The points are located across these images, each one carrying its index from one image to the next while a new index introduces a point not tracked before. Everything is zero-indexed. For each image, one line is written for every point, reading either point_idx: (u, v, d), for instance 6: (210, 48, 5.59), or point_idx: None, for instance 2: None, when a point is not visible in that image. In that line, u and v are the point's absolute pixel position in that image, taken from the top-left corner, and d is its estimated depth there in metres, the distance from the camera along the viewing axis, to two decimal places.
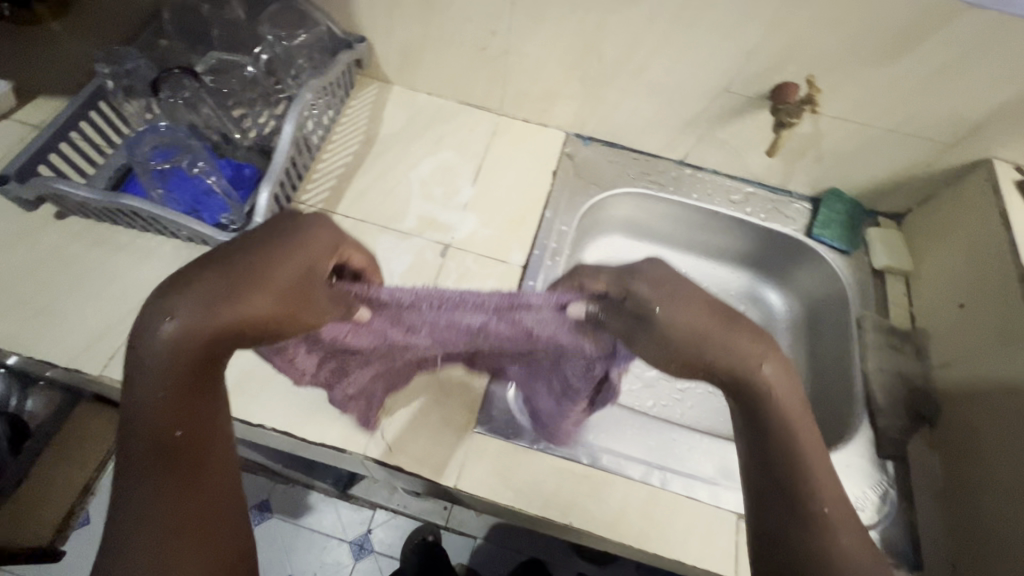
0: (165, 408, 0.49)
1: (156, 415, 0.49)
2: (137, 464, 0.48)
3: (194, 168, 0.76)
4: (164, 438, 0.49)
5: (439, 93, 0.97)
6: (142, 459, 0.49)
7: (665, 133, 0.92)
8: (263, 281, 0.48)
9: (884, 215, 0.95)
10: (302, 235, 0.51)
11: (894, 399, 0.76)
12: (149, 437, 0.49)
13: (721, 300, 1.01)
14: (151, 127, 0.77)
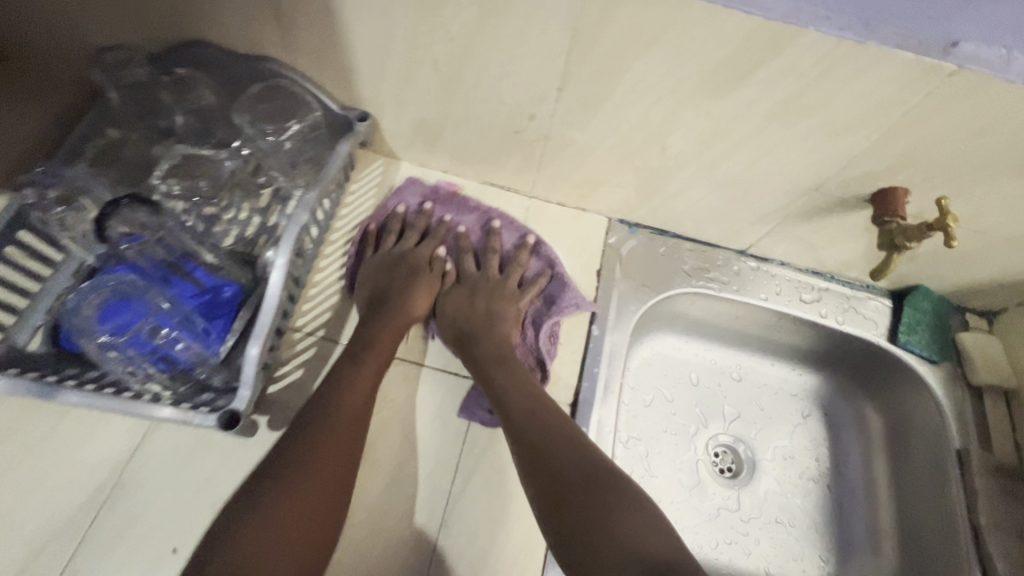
0: (324, 454, 0.54)
1: (316, 470, 0.53)
2: (272, 507, 0.50)
3: (161, 337, 0.58)
4: (308, 488, 0.52)
5: (458, 172, 0.81)
6: (284, 507, 0.50)
7: (729, 224, 0.78)
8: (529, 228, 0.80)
9: (972, 311, 0.83)
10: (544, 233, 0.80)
11: (1013, 565, 0.65)
12: (302, 483, 0.52)
13: (784, 404, 0.88)
14: (104, 274, 0.60)
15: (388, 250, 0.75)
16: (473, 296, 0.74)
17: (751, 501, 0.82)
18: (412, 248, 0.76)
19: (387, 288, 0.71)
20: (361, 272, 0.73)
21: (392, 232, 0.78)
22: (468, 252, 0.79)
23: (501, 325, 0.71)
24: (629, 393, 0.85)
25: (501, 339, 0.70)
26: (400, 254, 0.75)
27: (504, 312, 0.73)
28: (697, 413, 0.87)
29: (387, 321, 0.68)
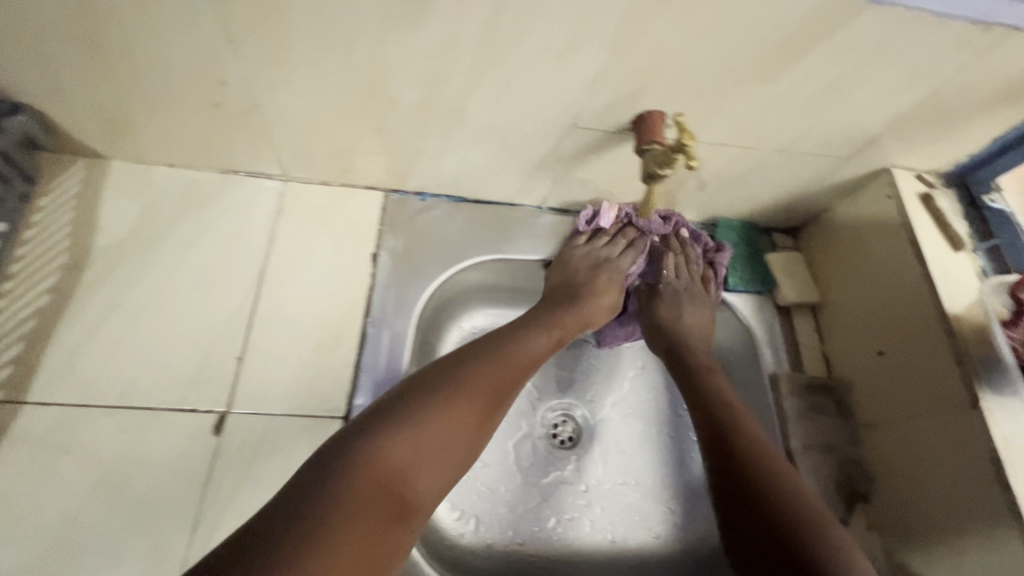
0: (459, 392, 0.48)
1: (427, 410, 0.46)
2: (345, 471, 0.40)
3: None
4: (416, 433, 0.44)
5: (187, 164, 0.67)
6: (407, 439, 0.44)
7: (512, 179, 0.69)
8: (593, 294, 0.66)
9: (778, 230, 0.81)
10: (577, 275, 0.68)
11: (823, 483, 0.64)
12: (438, 403, 0.47)
13: (617, 357, 0.85)
14: None
15: (587, 254, 0.70)
16: (682, 307, 0.70)
17: (590, 468, 0.77)
18: (128, 266, 0.61)
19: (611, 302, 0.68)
20: (54, 308, 0.58)
21: (606, 232, 0.72)
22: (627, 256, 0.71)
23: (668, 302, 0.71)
24: None
25: (685, 308, 0.70)
26: (598, 258, 0.70)
27: (684, 300, 0.70)
28: (529, 387, 0.80)
29: (499, 359, 0.53)
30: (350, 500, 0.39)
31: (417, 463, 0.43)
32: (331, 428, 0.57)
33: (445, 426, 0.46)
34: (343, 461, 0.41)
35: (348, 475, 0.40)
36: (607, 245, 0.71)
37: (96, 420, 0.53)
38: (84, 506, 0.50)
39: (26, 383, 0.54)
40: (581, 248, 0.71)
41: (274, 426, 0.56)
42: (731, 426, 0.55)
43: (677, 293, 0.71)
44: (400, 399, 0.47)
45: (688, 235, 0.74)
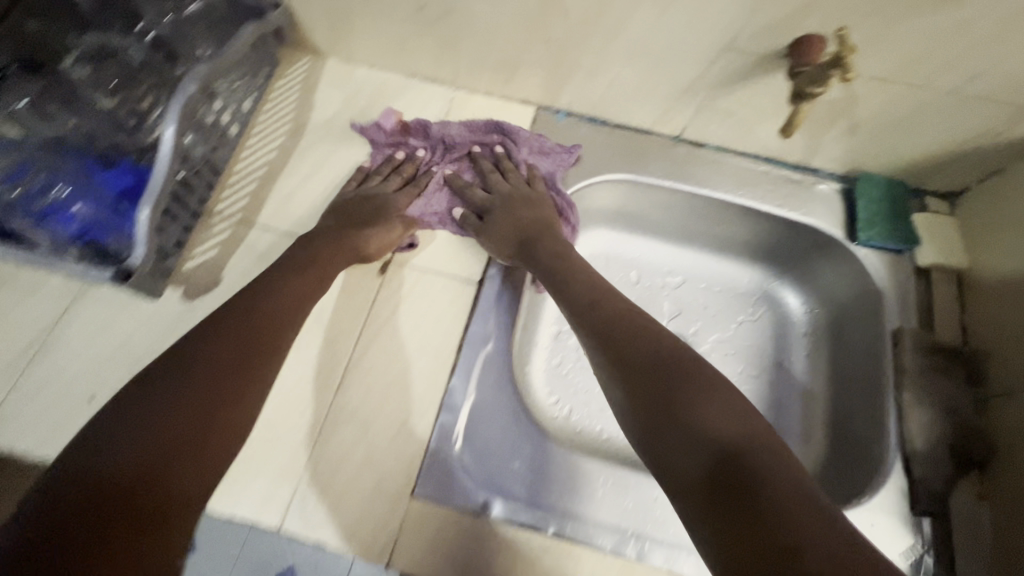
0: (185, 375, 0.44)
1: (222, 366, 0.46)
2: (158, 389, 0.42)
3: (56, 193, 0.63)
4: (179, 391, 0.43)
5: (383, 66, 0.81)
6: (172, 410, 0.41)
7: (655, 104, 0.74)
8: (379, 221, 0.67)
9: (932, 193, 0.76)
10: (379, 203, 0.68)
11: (935, 440, 0.62)
12: (194, 361, 0.45)
13: (729, 300, 0.85)
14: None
15: (379, 190, 0.70)
16: (511, 211, 0.68)
17: None
18: (332, 139, 0.77)
19: (533, 224, 0.67)
20: (280, 162, 0.75)
21: (382, 172, 0.73)
22: (494, 175, 0.72)
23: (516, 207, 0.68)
24: None
25: (562, 244, 0.66)
26: (487, 174, 0.73)
27: (527, 212, 0.68)
28: None
29: (344, 246, 0.63)
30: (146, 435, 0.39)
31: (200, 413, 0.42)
32: (468, 288, 0.68)
33: (210, 379, 0.44)
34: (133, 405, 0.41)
35: (148, 434, 0.39)
36: (384, 181, 0.72)
37: None
38: None
39: (258, 212, 0.71)
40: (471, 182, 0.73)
41: (424, 277, 0.68)
42: (625, 360, 0.51)
43: (518, 198, 0.70)
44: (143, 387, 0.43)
45: (504, 150, 0.76)
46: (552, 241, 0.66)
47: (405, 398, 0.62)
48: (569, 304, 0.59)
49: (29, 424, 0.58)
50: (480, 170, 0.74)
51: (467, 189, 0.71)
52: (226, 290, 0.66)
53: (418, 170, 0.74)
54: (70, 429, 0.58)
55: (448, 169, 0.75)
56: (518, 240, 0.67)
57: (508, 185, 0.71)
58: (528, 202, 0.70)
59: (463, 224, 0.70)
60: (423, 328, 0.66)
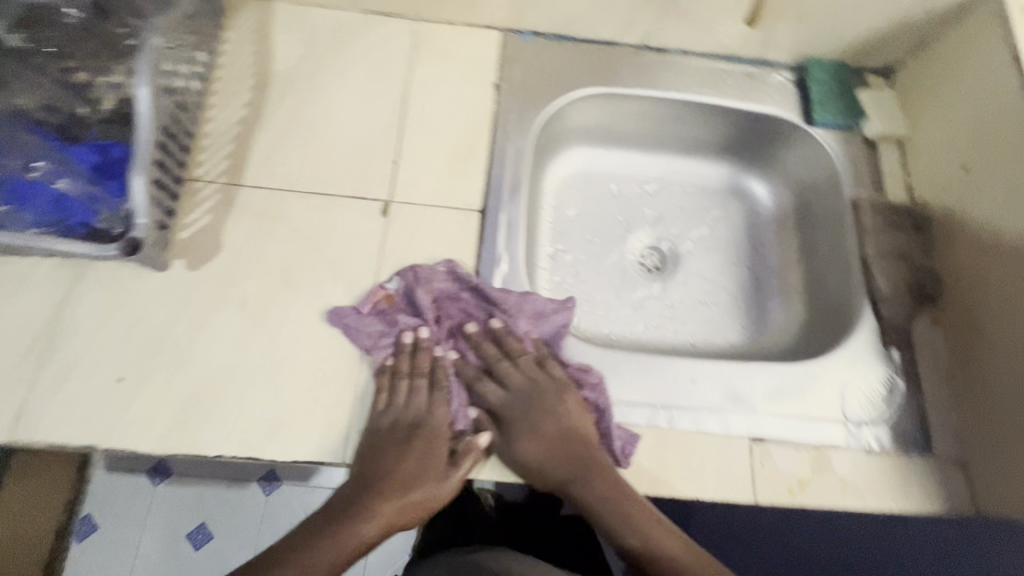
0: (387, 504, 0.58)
1: (321, 545, 0.55)
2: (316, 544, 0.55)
3: (33, 172, 0.60)
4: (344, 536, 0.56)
5: (337, 4, 0.78)
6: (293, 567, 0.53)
7: (619, 13, 0.76)
8: (397, 489, 0.58)
9: (872, 71, 0.84)
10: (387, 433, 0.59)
11: (896, 285, 0.71)
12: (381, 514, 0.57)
13: (703, 198, 0.92)
14: None
15: (401, 411, 0.60)
16: (535, 433, 0.61)
17: (675, 288, 0.88)
18: (301, 87, 0.74)
19: (392, 442, 0.59)
20: (252, 118, 0.72)
21: (388, 375, 0.61)
22: (548, 364, 0.66)
23: (402, 455, 0.59)
24: (550, 212, 0.88)
25: (574, 416, 0.63)
26: (472, 408, 0.64)
27: (552, 408, 0.63)
28: (620, 221, 0.90)
29: (405, 491, 0.58)
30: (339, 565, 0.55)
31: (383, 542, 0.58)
32: (471, 217, 0.70)
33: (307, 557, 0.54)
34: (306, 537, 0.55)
35: None
36: (404, 406, 0.60)
37: (295, 200, 0.69)
38: (294, 259, 0.66)
39: (242, 173, 0.69)
40: (471, 357, 0.65)
41: (427, 212, 0.70)
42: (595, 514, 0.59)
43: (542, 392, 0.63)
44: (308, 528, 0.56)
45: (502, 325, 0.66)
46: (601, 460, 0.61)
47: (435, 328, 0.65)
48: (597, 501, 0.59)
49: (61, 413, 0.58)
50: (479, 341, 0.66)
51: (492, 375, 0.64)
52: (231, 254, 0.65)
53: (431, 362, 0.64)
54: (106, 410, 0.58)
55: (449, 356, 0.65)
56: (556, 460, 0.61)
57: (524, 378, 0.64)
58: (549, 398, 0.63)
59: (477, 429, 0.63)
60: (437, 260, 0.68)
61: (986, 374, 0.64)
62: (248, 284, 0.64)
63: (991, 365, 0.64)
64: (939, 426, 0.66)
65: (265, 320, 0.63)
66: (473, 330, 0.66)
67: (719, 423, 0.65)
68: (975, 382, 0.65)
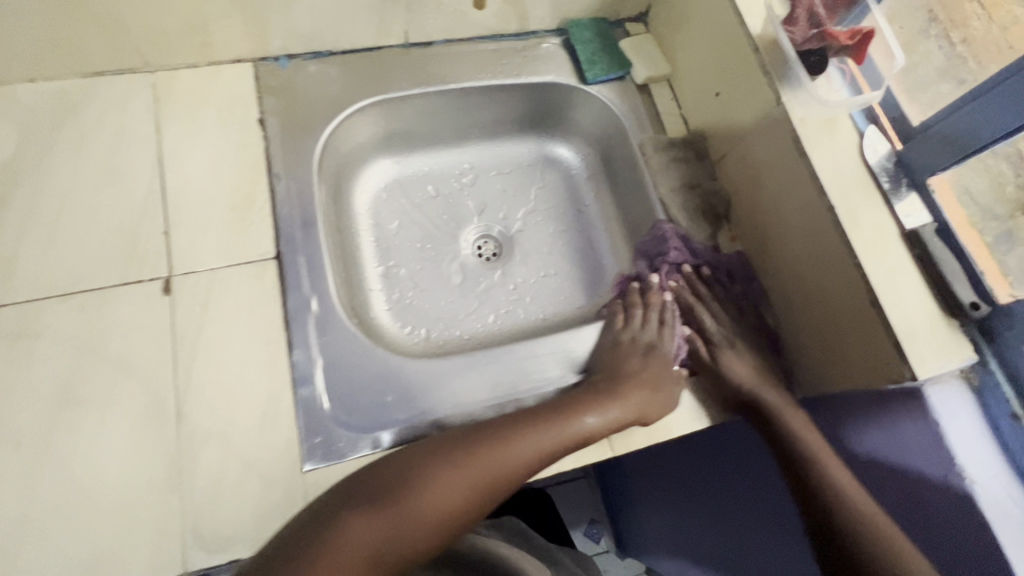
0: (476, 471, 0.51)
1: (440, 485, 0.49)
2: (420, 487, 0.49)
3: None
4: (477, 474, 0.51)
5: (47, 73, 0.68)
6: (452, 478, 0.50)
7: (366, 17, 0.73)
8: (571, 415, 0.59)
9: (630, 20, 0.88)
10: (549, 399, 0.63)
11: (692, 214, 0.77)
12: (505, 455, 0.53)
13: (521, 175, 0.92)
14: None
15: (637, 330, 0.71)
16: (740, 356, 0.68)
17: (516, 270, 0.88)
18: (29, 178, 0.65)
19: (599, 383, 0.64)
20: None
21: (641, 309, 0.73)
22: (699, 313, 0.72)
23: (541, 428, 0.56)
24: (371, 232, 0.84)
25: (748, 353, 0.68)
26: (658, 323, 0.72)
27: (756, 341, 0.70)
28: (447, 219, 0.89)
29: (507, 470, 0.53)
30: (431, 506, 0.48)
31: (449, 519, 0.49)
32: (267, 267, 0.66)
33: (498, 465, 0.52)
34: (412, 477, 0.49)
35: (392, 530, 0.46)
36: (645, 326, 0.71)
37: (53, 307, 0.60)
38: (70, 373, 0.58)
39: None
40: (686, 293, 0.73)
41: (217, 275, 0.64)
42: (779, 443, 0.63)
43: (745, 342, 0.70)
44: (406, 473, 0.50)
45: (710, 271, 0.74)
46: (777, 394, 0.65)
47: (256, 395, 0.60)
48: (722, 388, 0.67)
49: None
50: (699, 271, 0.74)
51: (696, 311, 0.72)
52: None
53: (659, 295, 0.74)
54: None
55: (671, 287, 0.74)
56: (631, 417, 0.62)
57: (731, 315, 0.71)
58: (755, 335, 0.71)
59: (692, 351, 0.71)
60: (240, 323, 0.63)
61: (777, 273, 0.71)
62: (20, 417, 0.56)
63: (777, 265, 0.70)
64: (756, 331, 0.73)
65: (53, 450, 0.55)
66: (691, 271, 0.74)
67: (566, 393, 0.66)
68: (772, 282, 0.72)
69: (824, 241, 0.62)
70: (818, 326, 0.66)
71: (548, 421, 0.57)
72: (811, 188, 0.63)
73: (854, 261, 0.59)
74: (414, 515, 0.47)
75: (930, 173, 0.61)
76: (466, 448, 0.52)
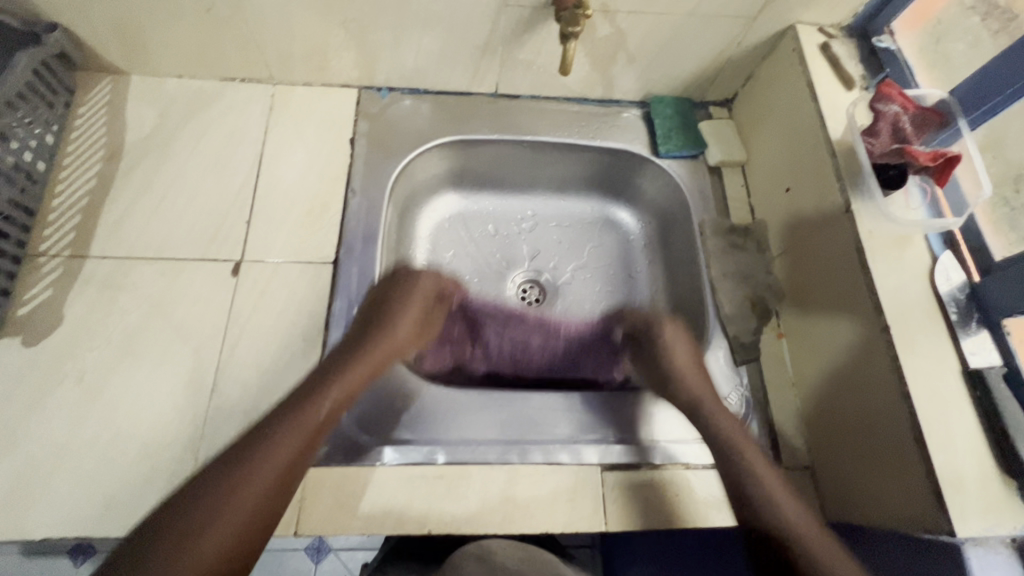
0: (261, 476, 0.53)
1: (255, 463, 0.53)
2: (216, 517, 0.50)
3: None
4: (254, 493, 0.52)
5: (193, 73, 0.80)
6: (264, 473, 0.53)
7: (463, 66, 0.80)
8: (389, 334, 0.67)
9: (714, 103, 0.90)
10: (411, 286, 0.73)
11: (740, 302, 0.75)
12: (262, 466, 0.53)
13: (578, 230, 0.94)
14: None
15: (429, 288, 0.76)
16: (725, 421, 0.65)
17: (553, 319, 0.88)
18: (156, 153, 0.76)
19: (387, 301, 0.70)
20: (102, 188, 0.73)
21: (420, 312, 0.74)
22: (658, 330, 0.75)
23: (315, 398, 0.59)
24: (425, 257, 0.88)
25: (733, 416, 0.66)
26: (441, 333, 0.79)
27: (696, 380, 0.68)
28: (497, 258, 0.91)
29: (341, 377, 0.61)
30: (243, 501, 0.51)
31: (261, 512, 0.52)
32: (323, 270, 0.71)
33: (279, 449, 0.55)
34: (196, 508, 0.50)
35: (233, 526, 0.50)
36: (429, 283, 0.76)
37: (140, 266, 0.69)
38: (138, 325, 0.66)
39: (88, 244, 0.69)
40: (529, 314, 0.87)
41: (279, 269, 0.71)
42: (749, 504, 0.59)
43: (684, 379, 0.69)
44: (198, 490, 0.51)
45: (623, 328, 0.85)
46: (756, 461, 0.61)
47: (283, 384, 0.65)
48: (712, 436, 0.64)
49: None
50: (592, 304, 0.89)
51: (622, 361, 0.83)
52: (74, 324, 0.65)
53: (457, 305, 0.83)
54: None
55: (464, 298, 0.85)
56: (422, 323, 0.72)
57: (683, 365, 0.70)
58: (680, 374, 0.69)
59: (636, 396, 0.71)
60: (287, 315, 0.68)
61: (819, 382, 0.67)
62: (88, 356, 0.64)
63: (822, 373, 0.67)
64: (787, 437, 0.69)
65: (104, 392, 0.62)
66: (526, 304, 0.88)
67: (571, 453, 0.65)
68: (812, 391, 0.68)
69: (874, 362, 0.59)
70: (854, 446, 0.61)
71: (305, 409, 0.58)
72: (868, 304, 0.59)
73: (902, 390, 0.55)
74: (205, 548, 0.49)
75: (1005, 313, 0.56)
76: (240, 462, 0.53)
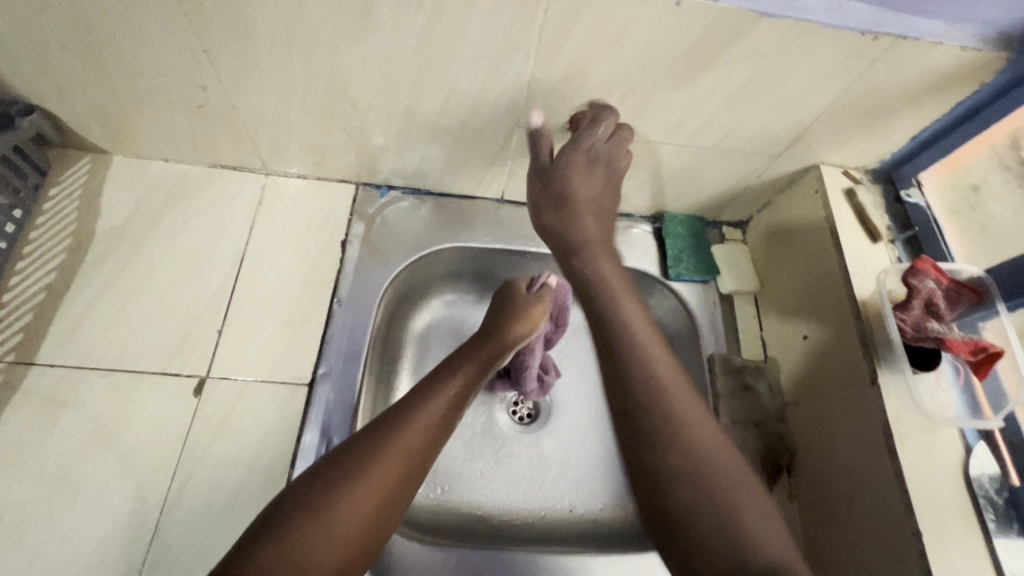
0: (372, 481, 0.44)
1: (361, 481, 0.44)
2: (320, 526, 0.41)
3: None
4: (381, 492, 0.44)
5: (180, 158, 0.74)
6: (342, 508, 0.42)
7: (470, 174, 0.76)
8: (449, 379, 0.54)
9: (728, 224, 0.86)
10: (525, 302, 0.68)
11: (748, 455, 0.69)
12: (397, 456, 0.46)
13: (580, 339, 0.87)
14: None
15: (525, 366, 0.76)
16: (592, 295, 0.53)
17: (549, 442, 0.79)
18: (127, 245, 0.70)
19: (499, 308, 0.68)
20: (62, 283, 0.66)
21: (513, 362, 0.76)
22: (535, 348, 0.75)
23: (432, 399, 0.51)
24: (412, 355, 0.81)
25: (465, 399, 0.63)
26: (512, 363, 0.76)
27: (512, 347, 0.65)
28: None
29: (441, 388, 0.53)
30: None
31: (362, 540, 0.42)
32: (298, 393, 0.65)
33: (370, 483, 0.44)
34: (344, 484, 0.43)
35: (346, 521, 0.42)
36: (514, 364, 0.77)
37: (93, 380, 0.62)
38: (80, 453, 0.58)
39: (35, 350, 0.62)
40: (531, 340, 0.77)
41: (247, 390, 0.64)
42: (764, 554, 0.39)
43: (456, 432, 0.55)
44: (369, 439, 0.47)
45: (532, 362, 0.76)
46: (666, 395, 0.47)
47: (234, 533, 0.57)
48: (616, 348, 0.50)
49: None
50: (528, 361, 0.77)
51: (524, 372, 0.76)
52: (3, 447, 0.57)
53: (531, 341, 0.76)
54: None
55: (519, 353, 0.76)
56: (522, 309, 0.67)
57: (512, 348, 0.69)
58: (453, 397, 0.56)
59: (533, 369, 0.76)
60: (252, 447, 0.61)
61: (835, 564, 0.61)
62: (15, 488, 0.56)
63: (838, 556, 0.60)
64: None
65: (28, 536, 0.54)
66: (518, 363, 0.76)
67: None
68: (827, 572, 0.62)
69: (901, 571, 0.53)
70: None
71: (410, 415, 0.49)
72: (896, 500, 0.54)
73: None
74: (322, 527, 0.41)
75: None
76: (310, 508, 0.41)
